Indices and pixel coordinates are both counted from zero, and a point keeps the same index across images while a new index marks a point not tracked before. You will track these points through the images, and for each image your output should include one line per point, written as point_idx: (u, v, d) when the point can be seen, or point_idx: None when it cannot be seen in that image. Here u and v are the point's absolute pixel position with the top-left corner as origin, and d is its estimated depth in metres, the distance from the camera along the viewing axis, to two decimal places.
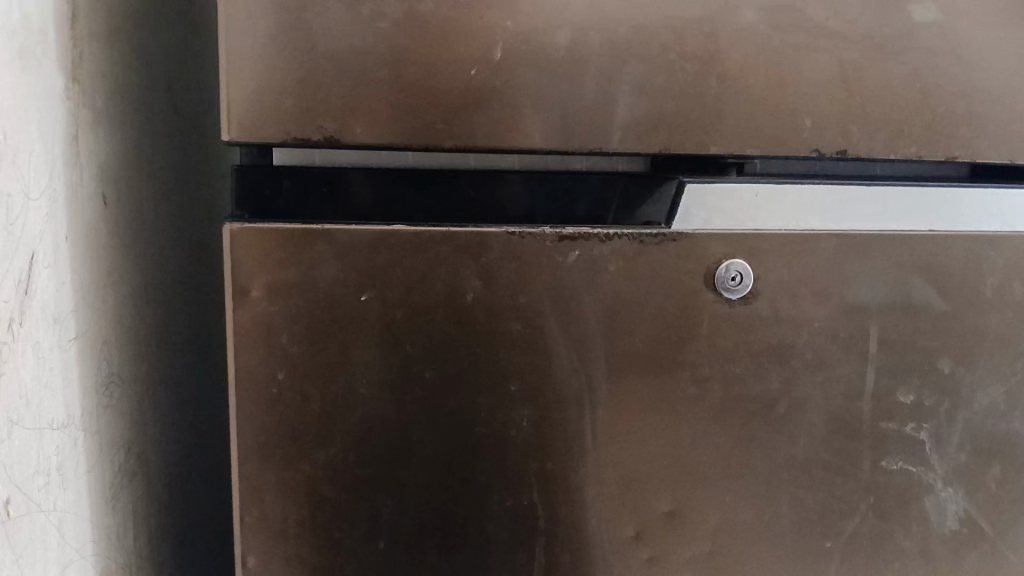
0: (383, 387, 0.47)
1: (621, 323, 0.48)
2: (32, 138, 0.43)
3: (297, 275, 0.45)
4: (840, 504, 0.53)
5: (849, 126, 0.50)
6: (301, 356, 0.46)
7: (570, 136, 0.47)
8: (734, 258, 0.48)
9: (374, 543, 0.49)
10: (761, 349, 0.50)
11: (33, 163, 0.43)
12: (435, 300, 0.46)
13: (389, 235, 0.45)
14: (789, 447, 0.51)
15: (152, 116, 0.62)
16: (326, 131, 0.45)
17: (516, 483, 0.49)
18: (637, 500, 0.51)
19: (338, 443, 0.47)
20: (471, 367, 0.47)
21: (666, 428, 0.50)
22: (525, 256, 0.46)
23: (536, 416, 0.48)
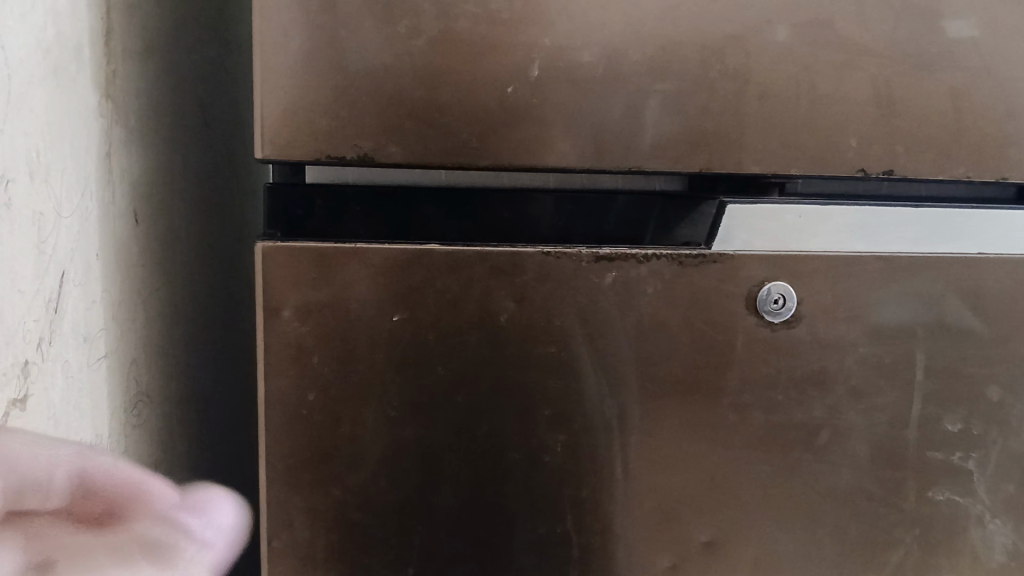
0: (415, 410, 0.46)
1: (658, 347, 0.46)
2: (65, 156, 0.43)
3: (329, 294, 0.44)
4: (885, 537, 0.51)
5: (895, 145, 0.48)
6: (333, 377, 0.45)
7: (608, 155, 0.46)
8: (776, 280, 0.46)
9: (404, 569, 0.48)
10: (803, 375, 0.48)
11: (66, 181, 0.43)
12: (469, 321, 0.45)
13: (423, 254, 0.44)
14: (831, 476, 0.50)
15: (184, 135, 0.62)
16: (360, 150, 0.44)
17: (550, 510, 0.48)
18: (674, 529, 0.49)
19: (368, 467, 0.46)
20: (504, 390, 0.46)
21: (704, 455, 0.48)
22: (561, 276, 0.45)
23: (571, 442, 0.47)
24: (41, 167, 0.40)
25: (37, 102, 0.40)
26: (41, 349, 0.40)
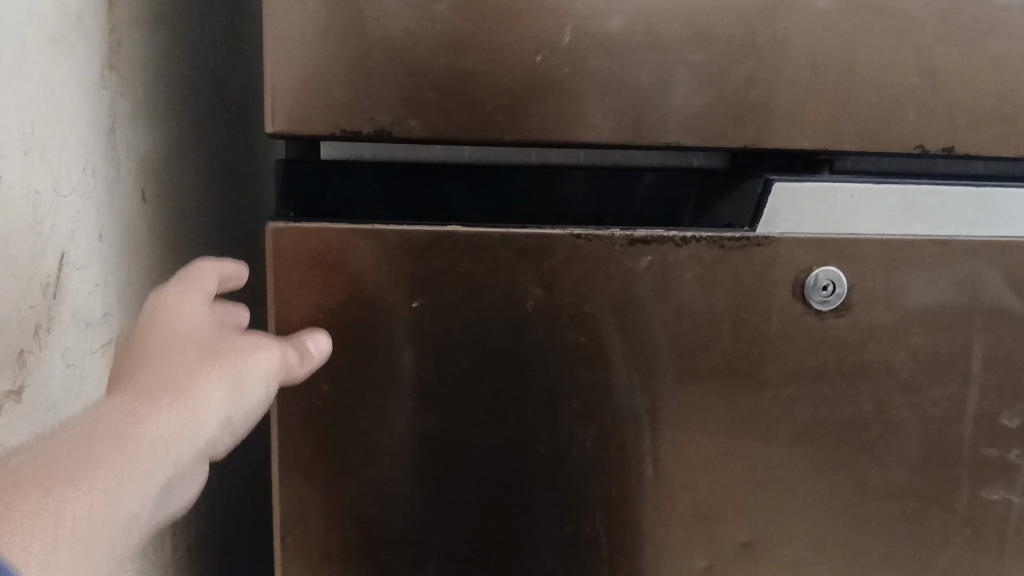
0: (435, 402, 0.43)
1: (696, 337, 0.43)
2: (65, 131, 0.40)
3: (344, 279, 0.42)
4: (936, 539, 0.48)
5: (956, 120, 0.44)
6: (348, 367, 0.43)
7: (644, 129, 0.43)
8: (825, 265, 0.43)
9: (424, 568, 0.45)
10: (851, 367, 0.45)
11: (66, 158, 0.40)
12: (494, 309, 0.42)
13: (444, 236, 0.41)
14: (880, 474, 0.46)
15: (197, 109, 0.59)
16: (378, 124, 0.41)
17: (578, 508, 0.45)
18: (711, 529, 0.46)
19: (387, 461, 0.44)
20: (532, 381, 0.43)
21: (744, 450, 0.45)
22: (593, 260, 0.42)
23: (601, 436, 0.44)
24: (38, 142, 0.38)
25: (33, 72, 0.37)
26: (37, 337, 0.38)
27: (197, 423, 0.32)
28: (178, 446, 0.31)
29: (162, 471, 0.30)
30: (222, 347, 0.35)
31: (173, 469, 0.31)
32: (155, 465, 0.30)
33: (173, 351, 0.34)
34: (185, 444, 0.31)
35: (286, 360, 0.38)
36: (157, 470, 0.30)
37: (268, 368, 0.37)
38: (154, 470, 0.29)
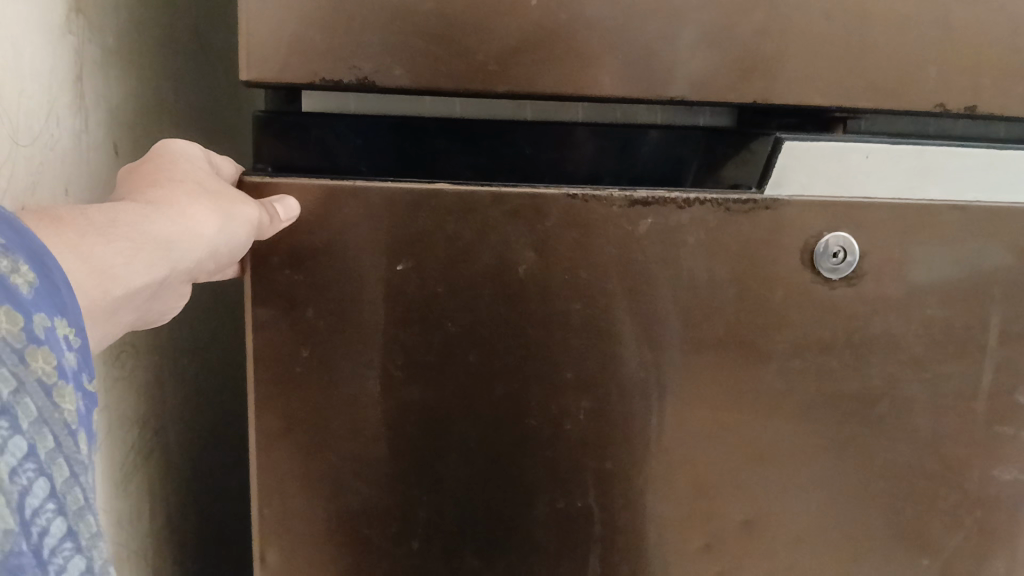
0: (420, 371, 0.41)
1: (699, 305, 0.41)
2: (25, 74, 0.37)
3: (324, 240, 0.39)
4: (944, 520, 0.46)
5: (981, 76, 0.42)
6: (329, 332, 0.40)
7: (647, 83, 0.40)
8: (837, 230, 0.40)
9: (408, 544, 0.43)
10: (862, 339, 0.42)
11: (26, 105, 0.37)
12: (483, 272, 0.40)
13: (431, 195, 0.39)
14: (887, 452, 0.44)
15: (176, 59, 0.56)
16: (360, 73, 0.38)
17: (571, 483, 0.43)
18: (709, 507, 0.44)
19: (369, 431, 0.42)
20: (522, 351, 0.41)
21: (746, 425, 0.43)
22: (590, 222, 0.40)
23: (596, 409, 0.42)
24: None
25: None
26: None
27: (182, 243, 0.35)
28: (164, 254, 0.34)
29: (148, 269, 0.33)
30: (222, 188, 0.38)
31: (158, 274, 0.34)
32: (145, 260, 0.33)
33: (172, 184, 0.37)
34: (172, 256, 0.35)
35: (269, 217, 0.38)
36: (145, 267, 0.33)
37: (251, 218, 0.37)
38: (141, 265, 0.33)
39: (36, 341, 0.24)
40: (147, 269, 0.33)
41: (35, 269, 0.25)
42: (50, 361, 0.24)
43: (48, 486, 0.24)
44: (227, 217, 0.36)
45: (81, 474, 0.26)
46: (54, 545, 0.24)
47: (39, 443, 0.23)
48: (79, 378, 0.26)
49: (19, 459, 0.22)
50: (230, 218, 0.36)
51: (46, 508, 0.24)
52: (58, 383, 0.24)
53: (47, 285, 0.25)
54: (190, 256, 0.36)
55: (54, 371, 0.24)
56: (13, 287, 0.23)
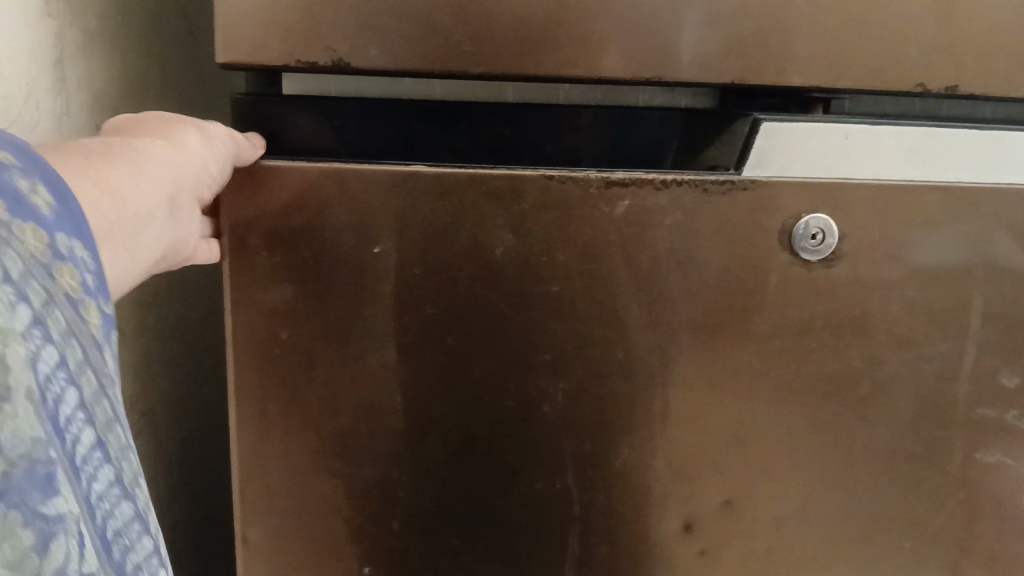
0: (398, 353, 0.41)
1: (676, 288, 0.40)
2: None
3: (301, 222, 0.39)
4: (926, 503, 0.45)
5: (962, 55, 0.41)
6: (306, 316, 0.40)
7: (623, 64, 0.40)
8: (817, 213, 0.40)
9: (388, 524, 0.44)
10: (842, 321, 0.42)
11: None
12: (460, 255, 0.40)
13: (407, 177, 0.39)
14: (868, 434, 0.44)
15: (163, 43, 0.56)
16: (334, 54, 0.38)
17: (550, 464, 0.43)
18: (687, 488, 0.44)
19: (348, 413, 0.42)
20: (499, 332, 0.41)
21: (724, 406, 0.43)
22: (566, 204, 0.39)
23: (573, 390, 0.42)
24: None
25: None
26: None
27: (181, 164, 0.36)
28: (166, 173, 0.35)
29: (157, 187, 0.34)
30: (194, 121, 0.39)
31: (166, 195, 0.35)
32: (150, 177, 0.34)
33: (152, 124, 0.38)
34: (174, 175, 0.36)
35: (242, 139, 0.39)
36: (153, 185, 0.34)
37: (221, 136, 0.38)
38: (147, 182, 0.34)
39: (60, 259, 0.25)
40: (156, 186, 0.34)
41: (54, 192, 0.26)
42: (74, 278, 0.25)
43: (78, 396, 0.24)
44: (207, 137, 0.38)
45: (107, 386, 0.26)
46: (85, 454, 0.24)
47: (69, 353, 0.24)
48: (97, 293, 0.26)
49: (54, 367, 0.23)
50: (210, 138, 0.38)
51: (77, 418, 0.24)
52: (83, 298, 0.26)
53: (64, 205, 0.26)
54: (192, 178, 0.37)
55: (79, 288, 0.25)
56: (37, 208, 0.24)
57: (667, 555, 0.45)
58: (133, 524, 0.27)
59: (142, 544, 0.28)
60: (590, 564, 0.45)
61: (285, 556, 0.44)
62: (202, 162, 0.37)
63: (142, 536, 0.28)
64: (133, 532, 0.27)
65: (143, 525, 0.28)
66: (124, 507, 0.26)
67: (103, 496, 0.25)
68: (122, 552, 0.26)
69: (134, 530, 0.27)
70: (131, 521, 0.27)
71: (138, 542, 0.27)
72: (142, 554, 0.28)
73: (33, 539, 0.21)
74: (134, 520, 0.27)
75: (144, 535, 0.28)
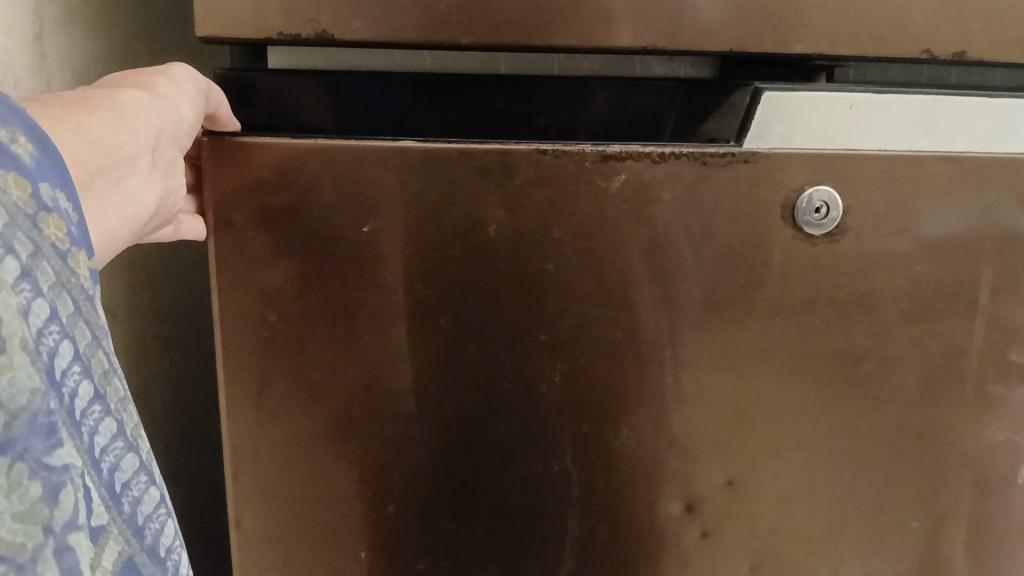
0: (391, 336, 0.40)
1: (674, 265, 0.39)
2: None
3: (288, 201, 0.38)
4: (934, 482, 0.44)
5: (971, 20, 0.40)
6: (297, 298, 0.39)
7: (616, 33, 0.38)
8: (820, 185, 0.38)
9: (384, 508, 0.43)
10: (846, 297, 0.41)
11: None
12: (453, 233, 0.39)
13: (397, 152, 0.38)
14: (872, 412, 0.43)
15: (152, 18, 0.55)
16: (317, 26, 0.37)
17: (547, 445, 0.42)
18: (688, 469, 0.43)
19: (342, 396, 0.41)
20: (494, 312, 0.40)
21: (725, 386, 0.42)
22: (560, 180, 0.38)
23: (571, 370, 0.41)
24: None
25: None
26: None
27: (160, 109, 0.34)
28: (147, 119, 0.33)
29: (138, 134, 0.33)
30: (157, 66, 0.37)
31: (147, 142, 0.33)
32: (129, 123, 0.32)
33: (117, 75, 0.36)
34: (156, 122, 0.34)
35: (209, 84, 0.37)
36: (132, 135, 0.32)
37: (188, 82, 0.36)
38: (126, 128, 0.32)
39: (45, 209, 0.23)
40: (137, 132, 0.33)
41: (34, 138, 0.24)
42: (61, 228, 0.24)
43: (73, 348, 0.24)
44: (175, 80, 0.36)
45: (102, 336, 0.26)
46: (83, 405, 0.25)
47: (60, 306, 0.24)
48: (85, 239, 0.26)
49: (45, 321, 0.23)
50: (178, 81, 0.36)
51: (74, 371, 0.24)
52: (72, 248, 0.25)
53: (50, 159, 0.25)
54: (174, 122, 0.35)
55: (66, 238, 0.24)
56: (17, 155, 0.23)
57: (669, 536, 0.44)
58: (138, 474, 0.28)
59: (148, 494, 0.29)
60: (590, 546, 0.44)
61: (280, 541, 0.43)
62: (176, 106, 0.35)
63: (149, 486, 0.29)
64: (139, 483, 0.28)
65: (147, 476, 0.29)
66: (129, 459, 0.28)
67: (105, 448, 0.26)
68: (130, 502, 0.28)
69: (140, 481, 0.28)
70: (136, 472, 0.28)
71: (145, 492, 0.29)
72: (149, 503, 0.29)
73: (41, 489, 0.22)
74: (139, 471, 0.28)
75: (150, 485, 0.29)
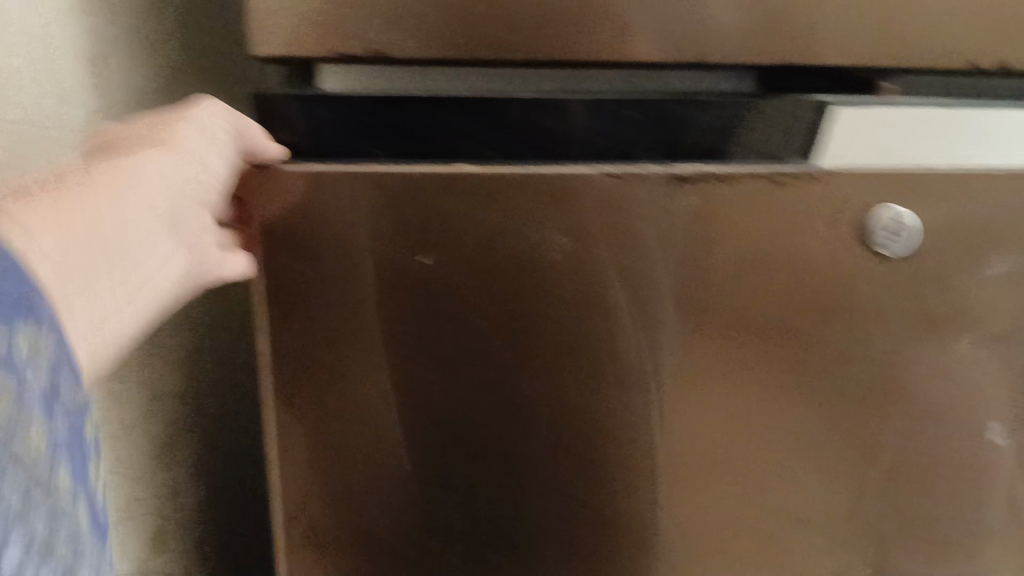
0: (449, 369, 0.39)
1: (735, 286, 0.39)
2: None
3: (345, 232, 0.36)
4: (995, 505, 0.43)
5: None
6: (353, 332, 0.38)
7: None
8: (897, 205, 0.37)
9: (435, 544, 0.41)
10: (916, 318, 0.39)
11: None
12: (515, 260, 0.37)
13: (457, 180, 0.36)
14: (937, 436, 0.41)
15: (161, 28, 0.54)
16: None
17: (598, 476, 0.41)
18: (740, 493, 0.42)
19: (399, 432, 0.39)
20: (556, 341, 0.39)
21: (790, 411, 0.40)
22: (623, 202, 0.37)
23: (631, 398, 0.40)
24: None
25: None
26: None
27: (180, 165, 0.34)
28: (163, 182, 0.33)
29: (151, 202, 0.32)
30: (181, 109, 0.36)
31: (163, 207, 0.33)
32: (142, 190, 0.32)
33: (140, 126, 0.35)
34: (172, 182, 0.33)
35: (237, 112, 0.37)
36: (144, 204, 0.32)
37: (214, 127, 0.36)
38: (139, 197, 0.32)
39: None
40: (151, 200, 0.32)
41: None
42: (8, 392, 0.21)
43: (17, 530, 0.21)
44: (191, 121, 0.35)
45: (57, 501, 0.23)
46: None
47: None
48: (48, 395, 0.23)
49: None
50: (202, 124, 0.35)
51: (18, 554, 0.21)
52: (20, 411, 0.21)
53: (16, 279, 0.22)
54: (196, 177, 0.35)
55: (15, 402, 0.21)
56: None
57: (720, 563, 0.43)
58: None
59: None
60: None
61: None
62: (197, 152, 0.35)
63: None
64: None
65: None
66: None
67: None
68: None
69: None
70: None
71: None
72: None
73: None
74: None
75: None
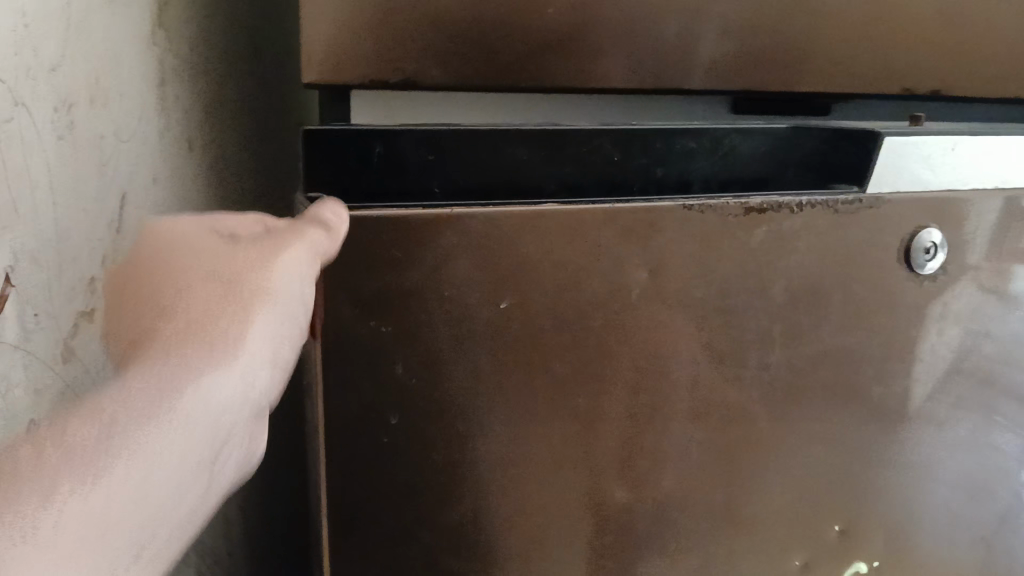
0: (525, 427, 0.35)
1: (807, 317, 0.38)
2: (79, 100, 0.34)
3: (417, 280, 0.32)
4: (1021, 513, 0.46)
5: None
6: (422, 392, 0.34)
7: None
8: (929, 226, 0.39)
9: None
10: (962, 338, 0.41)
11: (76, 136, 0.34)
12: (597, 304, 0.35)
13: (538, 217, 0.33)
14: (978, 451, 0.43)
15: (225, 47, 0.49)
16: None
17: (679, 517, 0.39)
18: (812, 522, 0.41)
19: (474, 498, 0.36)
20: (641, 386, 0.36)
21: (865, 437, 0.41)
22: (706, 236, 0.36)
23: (708, 438, 0.38)
24: (33, 130, 0.31)
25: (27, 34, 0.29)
26: (9, 360, 0.31)
27: (241, 371, 0.30)
28: (216, 408, 0.29)
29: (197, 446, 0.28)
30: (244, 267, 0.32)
31: (216, 438, 0.29)
32: (186, 435, 0.28)
33: (196, 305, 0.31)
34: (228, 399, 0.29)
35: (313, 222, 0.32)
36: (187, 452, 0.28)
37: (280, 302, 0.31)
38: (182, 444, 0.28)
39: None
40: (195, 443, 0.28)
41: None
42: None
43: None
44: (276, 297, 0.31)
45: None
46: None
47: None
48: None
49: None
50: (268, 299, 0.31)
51: None
52: None
53: None
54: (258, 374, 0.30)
55: None
56: None
57: None
58: None
59: None
60: None
61: None
62: (266, 340, 0.31)
63: None
64: None
65: None
66: None
67: None
68: None
69: None
70: None
71: None
72: None
73: None
74: None
75: None
